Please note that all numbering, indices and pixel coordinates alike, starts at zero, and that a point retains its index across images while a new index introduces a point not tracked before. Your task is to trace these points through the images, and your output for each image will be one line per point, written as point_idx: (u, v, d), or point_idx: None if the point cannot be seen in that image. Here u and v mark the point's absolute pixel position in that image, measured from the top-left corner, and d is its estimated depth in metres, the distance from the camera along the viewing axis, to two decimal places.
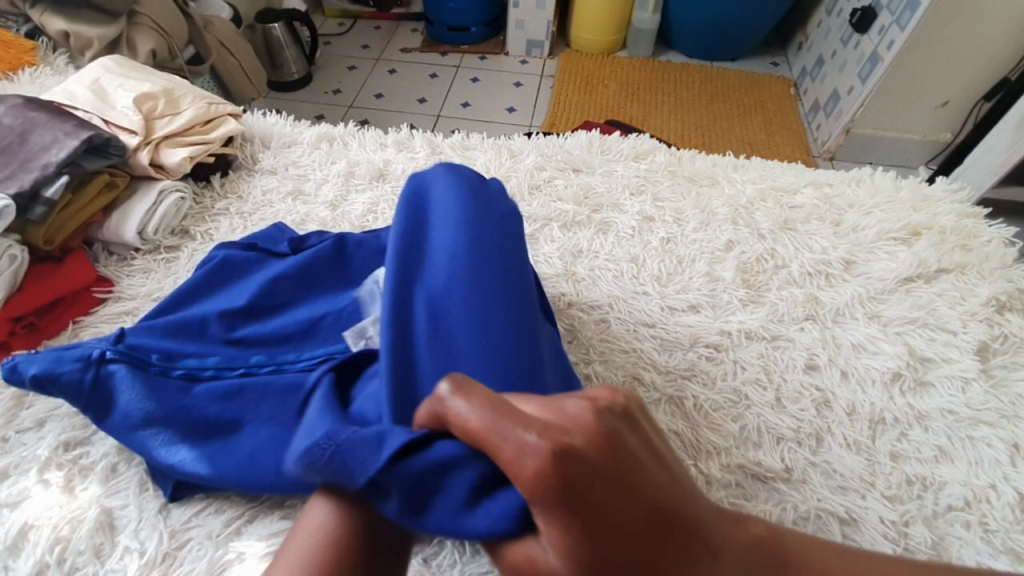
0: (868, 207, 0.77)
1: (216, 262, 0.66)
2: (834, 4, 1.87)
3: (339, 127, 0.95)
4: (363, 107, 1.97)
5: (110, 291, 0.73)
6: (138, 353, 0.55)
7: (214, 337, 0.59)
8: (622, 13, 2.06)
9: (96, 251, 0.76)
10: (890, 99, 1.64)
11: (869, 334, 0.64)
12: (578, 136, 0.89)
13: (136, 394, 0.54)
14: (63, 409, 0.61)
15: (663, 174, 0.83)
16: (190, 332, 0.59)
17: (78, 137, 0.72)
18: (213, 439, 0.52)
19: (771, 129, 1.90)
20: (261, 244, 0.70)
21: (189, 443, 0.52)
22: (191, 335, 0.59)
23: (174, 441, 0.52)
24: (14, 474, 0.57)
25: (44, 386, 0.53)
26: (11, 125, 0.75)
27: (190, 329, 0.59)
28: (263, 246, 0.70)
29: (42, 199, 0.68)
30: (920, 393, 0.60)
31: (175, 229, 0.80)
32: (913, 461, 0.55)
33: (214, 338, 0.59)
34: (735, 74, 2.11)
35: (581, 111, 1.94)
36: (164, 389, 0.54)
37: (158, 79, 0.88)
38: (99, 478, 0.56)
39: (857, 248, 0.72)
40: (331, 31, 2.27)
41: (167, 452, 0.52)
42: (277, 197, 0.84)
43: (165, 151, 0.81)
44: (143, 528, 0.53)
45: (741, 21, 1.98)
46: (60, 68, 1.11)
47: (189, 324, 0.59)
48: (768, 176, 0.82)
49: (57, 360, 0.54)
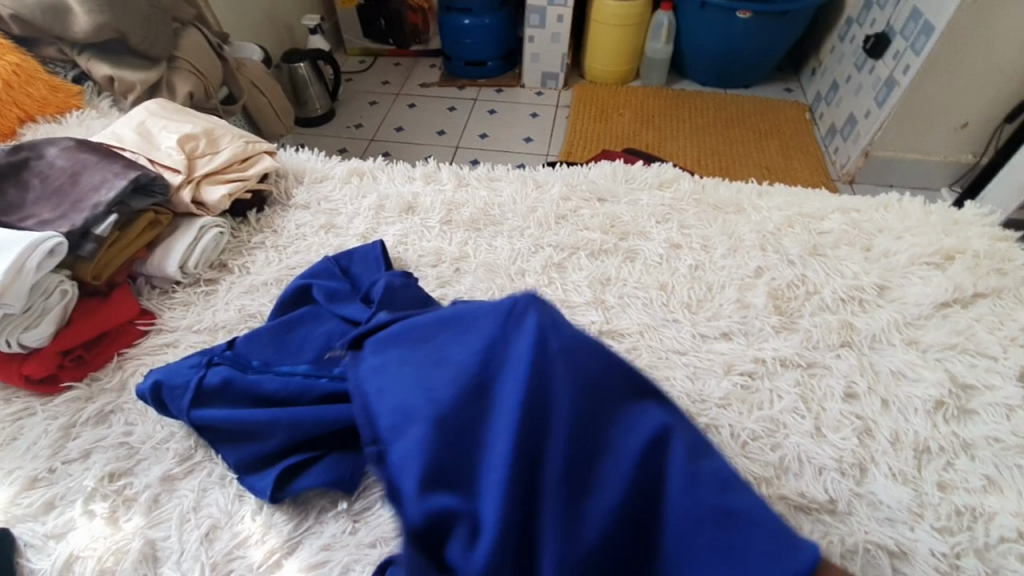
0: (898, 232, 0.77)
1: (299, 287, 0.72)
2: (846, 31, 1.90)
3: (369, 162, 0.99)
4: (384, 139, 2.02)
5: (152, 324, 0.75)
6: (240, 358, 0.64)
7: (307, 351, 0.65)
8: (636, 42, 2.11)
9: (140, 284, 0.79)
10: (908, 123, 1.64)
11: (908, 360, 0.63)
12: (601, 166, 0.91)
13: (238, 390, 0.61)
14: (108, 441, 0.63)
15: (688, 202, 0.84)
16: (289, 347, 0.66)
17: (126, 177, 0.76)
18: (292, 420, 0.57)
19: (788, 153, 1.91)
20: (355, 267, 0.76)
21: (277, 416, 0.58)
22: (303, 340, 0.66)
23: (262, 410, 0.58)
24: (60, 505, 0.58)
25: (162, 392, 0.62)
26: (63, 167, 0.79)
27: (290, 344, 0.66)
28: (356, 270, 0.76)
29: (92, 237, 0.72)
30: (965, 421, 0.59)
31: (213, 263, 0.83)
32: (961, 491, 0.54)
33: (308, 355, 0.65)
34: (749, 100, 2.13)
35: (596, 138, 1.98)
36: (259, 384, 0.61)
37: (199, 120, 0.93)
38: (142, 509, 0.57)
39: (890, 273, 0.72)
40: (352, 69, 2.37)
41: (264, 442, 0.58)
42: (311, 230, 0.87)
43: (205, 188, 0.84)
44: (186, 559, 0.53)
45: (754, 48, 2.01)
46: (104, 111, 1.18)
47: (295, 341, 0.66)
48: (795, 202, 0.83)
49: (171, 371, 0.63)
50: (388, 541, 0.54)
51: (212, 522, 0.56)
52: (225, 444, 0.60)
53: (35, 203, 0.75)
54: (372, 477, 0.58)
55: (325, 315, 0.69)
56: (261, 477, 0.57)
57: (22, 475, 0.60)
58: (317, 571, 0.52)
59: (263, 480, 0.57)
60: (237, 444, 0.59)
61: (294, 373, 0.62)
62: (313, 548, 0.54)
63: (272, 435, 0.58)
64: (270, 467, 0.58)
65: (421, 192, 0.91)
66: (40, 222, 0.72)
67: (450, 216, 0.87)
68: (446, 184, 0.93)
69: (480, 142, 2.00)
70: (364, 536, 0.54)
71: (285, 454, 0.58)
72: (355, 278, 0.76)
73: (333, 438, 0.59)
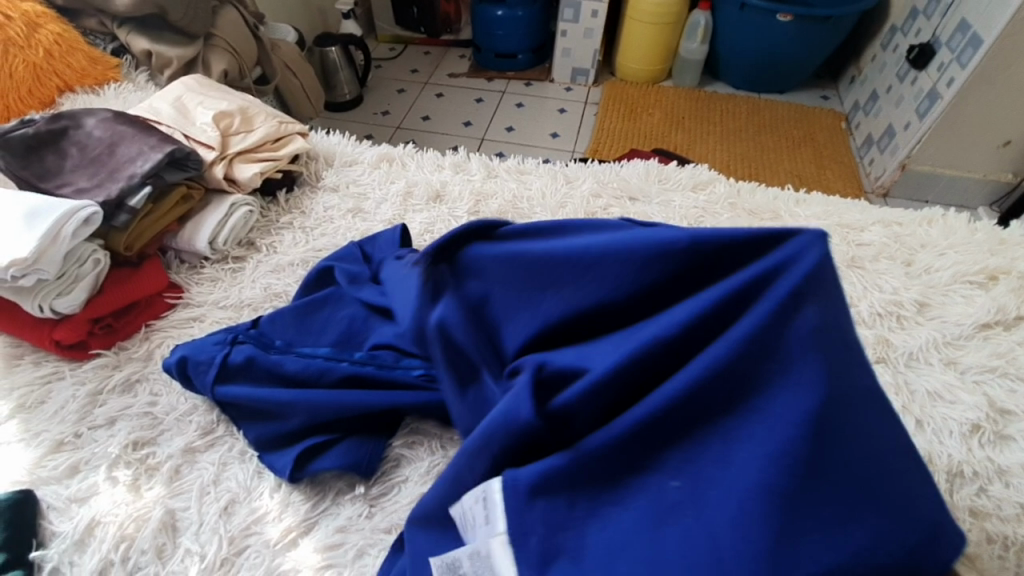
0: (941, 248, 0.75)
1: (321, 269, 0.72)
2: (889, 39, 1.85)
3: (400, 149, 0.98)
4: (411, 128, 2.02)
5: (180, 297, 0.76)
6: (263, 338, 0.64)
7: (328, 333, 0.65)
8: (670, 41, 2.07)
9: (169, 258, 0.80)
10: (949, 137, 1.59)
11: (945, 381, 0.61)
12: (634, 165, 0.90)
13: (261, 370, 0.61)
14: (133, 410, 0.63)
15: (723, 206, 0.82)
16: (310, 329, 0.65)
17: (162, 151, 0.77)
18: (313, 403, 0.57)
19: (821, 162, 1.86)
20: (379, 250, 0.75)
21: (297, 398, 0.58)
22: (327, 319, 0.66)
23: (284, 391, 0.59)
24: (85, 469, 0.59)
25: (186, 365, 0.62)
26: (101, 137, 0.80)
27: (311, 326, 0.66)
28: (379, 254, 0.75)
29: (126, 208, 0.73)
30: (1002, 447, 0.56)
31: (241, 241, 0.83)
32: (995, 518, 0.52)
33: (330, 338, 0.65)
34: (783, 106, 2.09)
35: (624, 137, 1.95)
36: (281, 364, 0.61)
37: (234, 98, 0.93)
38: (164, 479, 0.58)
39: (931, 290, 0.70)
40: (383, 56, 2.37)
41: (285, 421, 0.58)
42: (338, 213, 0.87)
43: (238, 166, 0.85)
44: (204, 532, 0.54)
45: (792, 53, 1.96)
46: (140, 84, 1.19)
47: (318, 321, 0.66)
48: (834, 212, 0.80)
49: (197, 346, 0.63)
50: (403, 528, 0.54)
51: (231, 497, 0.56)
52: (247, 421, 0.60)
53: (72, 171, 0.76)
54: (389, 464, 0.58)
55: (349, 297, 0.69)
56: (281, 457, 0.57)
57: (49, 438, 0.61)
58: (332, 552, 0.52)
59: (283, 459, 0.57)
60: (258, 424, 0.60)
61: (315, 355, 0.62)
62: (329, 529, 0.54)
63: (292, 416, 0.58)
64: (289, 447, 0.58)
65: (450, 181, 0.91)
66: (77, 191, 0.73)
67: (478, 207, 0.86)
68: (476, 174, 0.92)
69: (506, 135, 1.99)
70: (379, 522, 0.54)
71: (305, 435, 0.59)
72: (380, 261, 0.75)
73: (352, 423, 0.59)
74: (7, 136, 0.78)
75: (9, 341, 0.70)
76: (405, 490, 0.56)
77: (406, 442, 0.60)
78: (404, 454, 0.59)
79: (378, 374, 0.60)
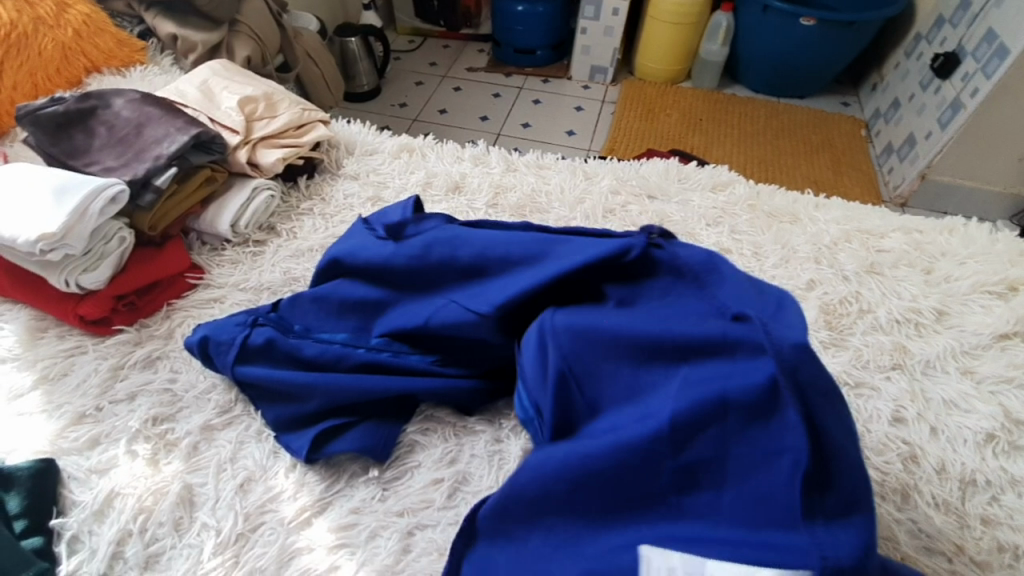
0: (961, 257, 0.74)
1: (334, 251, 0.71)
2: (913, 47, 1.83)
3: (419, 140, 0.99)
4: (427, 120, 2.03)
5: (201, 278, 0.77)
6: (284, 321, 0.65)
7: (342, 319, 0.65)
8: (691, 41, 2.06)
9: (191, 239, 0.81)
10: (971, 148, 1.57)
11: (961, 390, 0.61)
12: (653, 163, 0.90)
13: (279, 353, 0.62)
14: (154, 386, 0.65)
15: (742, 207, 0.82)
16: (326, 313, 0.65)
17: (188, 133, 0.78)
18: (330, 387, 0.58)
19: (839, 168, 1.85)
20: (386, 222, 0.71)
21: (314, 382, 0.59)
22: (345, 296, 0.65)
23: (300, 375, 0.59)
24: (106, 442, 0.60)
25: (208, 346, 0.63)
26: (129, 117, 0.81)
27: (327, 308, 0.66)
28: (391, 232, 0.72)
29: (152, 187, 0.74)
30: (1016, 458, 0.56)
31: (262, 225, 0.84)
32: (1007, 528, 0.52)
33: (345, 324, 0.65)
34: (803, 111, 2.07)
35: (640, 137, 1.95)
36: (300, 348, 0.62)
37: (259, 83, 0.94)
38: (182, 454, 0.59)
39: (949, 298, 0.69)
40: (402, 48, 2.37)
41: (300, 404, 0.59)
42: (357, 201, 0.87)
43: (261, 151, 0.86)
44: (221, 507, 0.55)
45: (814, 57, 1.94)
46: (165, 68, 1.21)
47: (335, 300, 0.65)
48: (854, 217, 0.80)
49: (218, 327, 0.65)
50: (415, 513, 0.54)
51: (248, 474, 0.57)
52: (265, 402, 0.61)
53: (100, 150, 0.78)
54: (402, 449, 0.59)
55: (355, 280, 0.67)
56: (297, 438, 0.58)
57: (71, 410, 0.62)
58: (345, 533, 0.53)
59: (299, 440, 0.58)
60: (274, 403, 0.61)
61: (331, 340, 0.63)
62: (342, 510, 0.55)
63: (310, 399, 0.59)
64: (306, 428, 0.59)
65: (469, 173, 0.91)
66: (105, 169, 0.75)
67: (496, 200, 0.86)
68: (494, 167, 0.92)
69: (522, 131, 1.99)
70: (392, 506, 0.55)
71: (322, 417, 0.60)
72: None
73: (369, 407, 0.60)
74: (38, 113, 0.80)
75: (34, 314, 0.71)
76: (418, 475, 0.57)
77: (421, 428, 0.60)
78: (417, 440, 0.59)
79: (393, 361, 0.61)
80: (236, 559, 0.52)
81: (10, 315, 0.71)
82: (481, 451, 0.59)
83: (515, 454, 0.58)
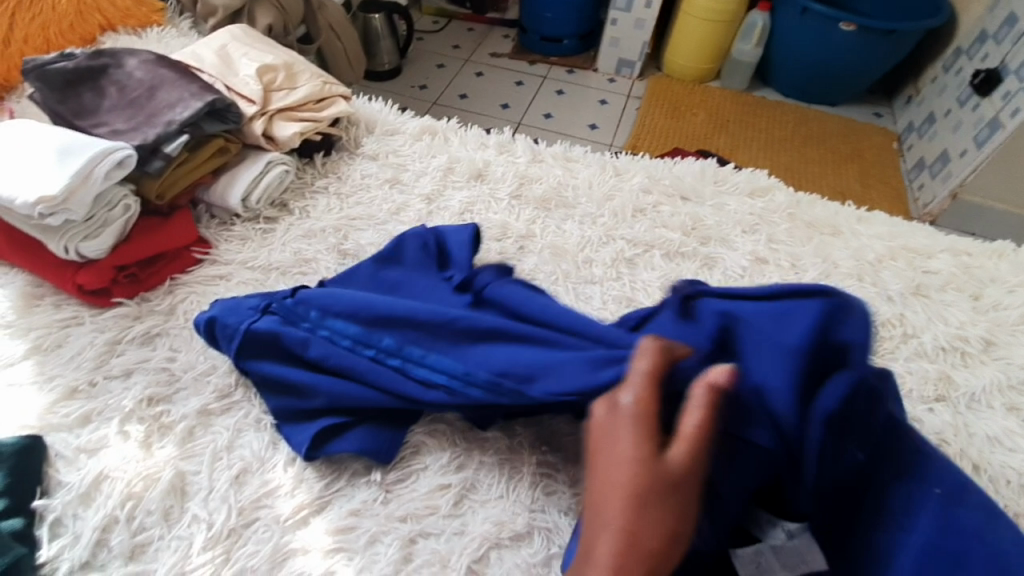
0: (1014, 284, 0.70)
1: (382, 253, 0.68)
2: (953, 61, 1.76)
3: (443, 122, 0.94)
4: (447, 104, 1.98)
5: (207, 253, 0.73)
6: (296, 310, 0.60)
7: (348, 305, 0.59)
8: (724, 39, 1.99)
9: (200, 212, 0.78)
10: (1005, 170, 1.51)
11: (1008, 428, 0.56)
12: (688, 163, 0.85)
13: (284, 351, 0.58)
14: (151, 364, 0.62)
15: (781, 216, 0.77)
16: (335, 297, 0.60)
17: (202, 100, 0.74)
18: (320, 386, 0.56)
19: (868, 181, 1.79)
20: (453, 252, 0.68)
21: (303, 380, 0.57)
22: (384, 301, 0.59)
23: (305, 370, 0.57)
24: (98, 419, 0.57)
25: (213, 329, 0.60)
26: (141, 79, 0.78)
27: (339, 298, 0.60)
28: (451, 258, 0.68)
29: (161, 154, 0.70)
30: None
31: (275, 201, 0.80)
32: None
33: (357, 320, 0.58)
34: (834, 119, 2.01)
35: (665, 135, 1.89)
36: (306, 346, 0.58)
37: (280, 52, 0.90)
38: (176, 439, 0.56)
39: (999, 328, 0.65)
40: (426, 29, 2.31)
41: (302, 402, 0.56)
42: (375, 182, 0.84)
43: (277, 123, 0.82)
44: (214, 499, 0.52)
45: (850, 64, 1.87)
46: (183, 31, 1.17)
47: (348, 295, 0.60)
48: (899, 234, 0.75)
49: (230, 309, 0.61)
50: (418, 518, 0.51)
51: (243, 466, 0.54)
52: (271, 394, 0.57)
53: (109, 111, 0.74)
54: (407, 449, 0.55)
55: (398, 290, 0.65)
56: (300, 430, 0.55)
57: (63, 383, 0.59)
58: (343, 535, 0.50)
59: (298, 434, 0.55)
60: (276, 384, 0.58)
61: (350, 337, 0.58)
62: (342, 510, 0.51)
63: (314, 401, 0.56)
64: (310, 422, 0.55)
65: (493, 161, 0.87)
66: (113, 132, 0.71)
67: (520, 190, 0.82)
68: (519, 156, 0.88)
69: (544, 121, 1.94)
70: (394, 510, 0.51)
71: (323, 414, 0.56)
72: (450, 256, 0.68)
73: (372, 409, 0.56)
74: (48, 69, 0.76)
75: (32, 279, 0.68)
76: (423, 480, 0.54)
77: (429, 430, 0.57)
78: (425, 442, 0.56)
79: (392, 378, 0.54)
80: (226, 556, 0.49)
81: (6, 279, 0.68)
82: (491, 458, 0.55)
83: (527, 464, 0.55)
